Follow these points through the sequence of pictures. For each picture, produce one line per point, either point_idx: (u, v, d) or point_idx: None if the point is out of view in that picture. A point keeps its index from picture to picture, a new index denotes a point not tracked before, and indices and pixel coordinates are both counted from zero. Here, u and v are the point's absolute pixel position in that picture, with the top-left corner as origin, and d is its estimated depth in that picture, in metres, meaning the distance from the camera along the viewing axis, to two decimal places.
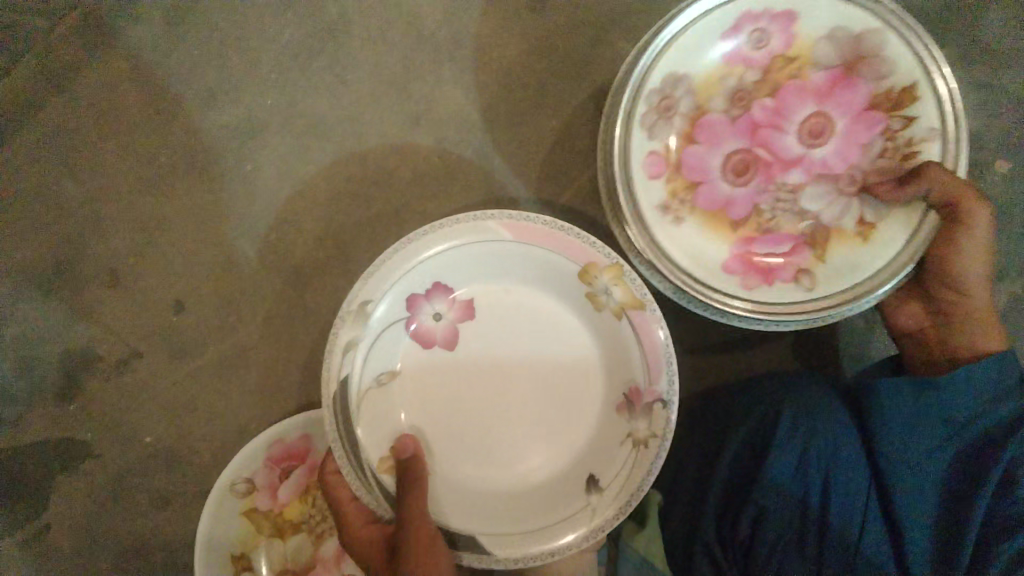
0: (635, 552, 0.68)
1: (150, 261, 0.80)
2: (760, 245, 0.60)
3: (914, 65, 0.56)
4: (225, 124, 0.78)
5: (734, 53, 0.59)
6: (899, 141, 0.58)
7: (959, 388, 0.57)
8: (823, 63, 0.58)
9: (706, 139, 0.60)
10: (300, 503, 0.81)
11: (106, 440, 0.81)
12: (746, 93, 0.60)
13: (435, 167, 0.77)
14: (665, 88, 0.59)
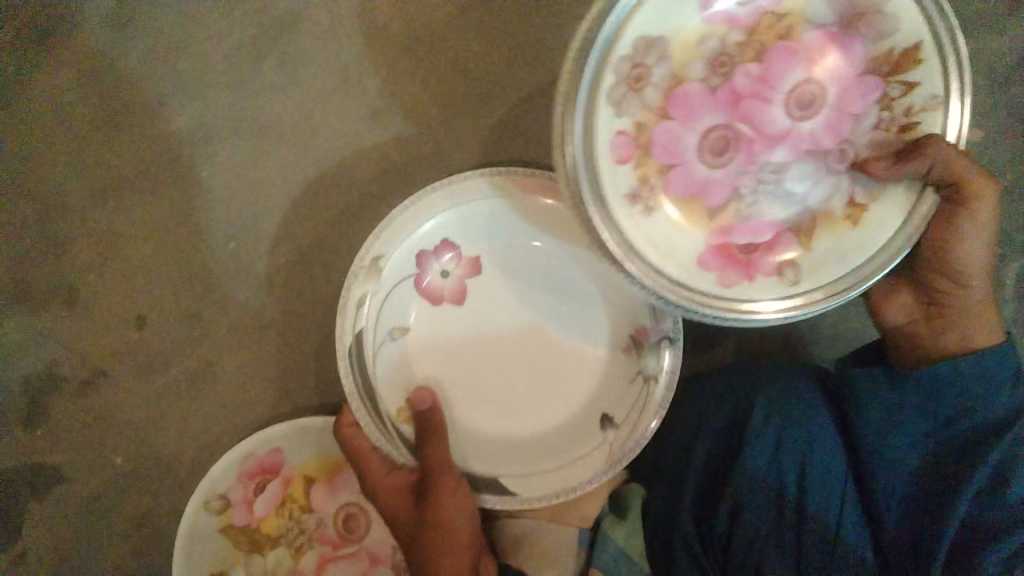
0: (615, 540, 0.63)
1: (115, 277, 0.81)
2: (739, 235, 0.47)
3: (919, 18, 0.43)
4: (187, 130, 0.81)
5: (718, 12, 0.44)
6: (897, 110, 0.45)
7: (942, 383, 0.54)
8: (817, 18, 0.44)
9: (682, 113, 0.45)
10: (278, 516, 0.77)
11: (75, 462, 0.80)
12: (728, 54, 0.44)
13: (399, 160, 0.79)
14: (636, 54, 0.43)
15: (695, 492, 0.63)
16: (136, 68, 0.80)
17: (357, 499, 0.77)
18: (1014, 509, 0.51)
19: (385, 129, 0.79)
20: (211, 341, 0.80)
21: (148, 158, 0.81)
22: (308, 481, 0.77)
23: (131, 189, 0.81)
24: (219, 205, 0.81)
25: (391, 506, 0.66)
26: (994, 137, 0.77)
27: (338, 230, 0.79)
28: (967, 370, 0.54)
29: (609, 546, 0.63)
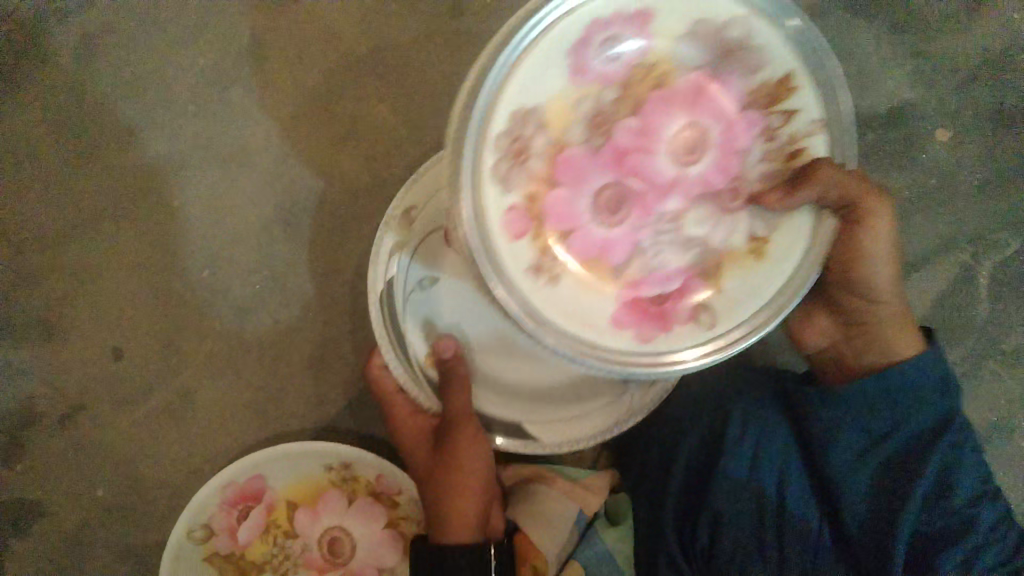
0: (602, 541, 0.68)
1: (91, 308, 0.81)
2: (648, 287, 0.45)
3: (788, 49, 0.42)
4: (158, 158, 0.82)
5: (582, 69, 0.42)
6: (780, 139, 0.44)
7: (889, 394, 0.56)
8: (689, 63, 0.42)
9: (570, 178, 0.44)
10: (263, 543, 0.77)
11: (55, 497, 0.79)
12: (606, 112, 0.43)
13: (371, 180, 0.81)
14: (510, 128, 0.41)
15: (677, 506, 0.63)
16: (106, 101, 0.82)
17: (342, 522, 0.76)
18: (963, 511, 0.54)
19: (354, 152, 0.81)
20: (188, 370, 0.80)
21: (120, 190, 0.82)
22: (291, 505, 0.76)
23: (104, 220, 0.81)
24: (192, 233, 0.81)
25: (412, 449, 0.68)
26: (958, 135, 0.77)
27: (309, 253, 0.80)
28: (902, 382, 0.56)
29: (597, 544, 0.68)
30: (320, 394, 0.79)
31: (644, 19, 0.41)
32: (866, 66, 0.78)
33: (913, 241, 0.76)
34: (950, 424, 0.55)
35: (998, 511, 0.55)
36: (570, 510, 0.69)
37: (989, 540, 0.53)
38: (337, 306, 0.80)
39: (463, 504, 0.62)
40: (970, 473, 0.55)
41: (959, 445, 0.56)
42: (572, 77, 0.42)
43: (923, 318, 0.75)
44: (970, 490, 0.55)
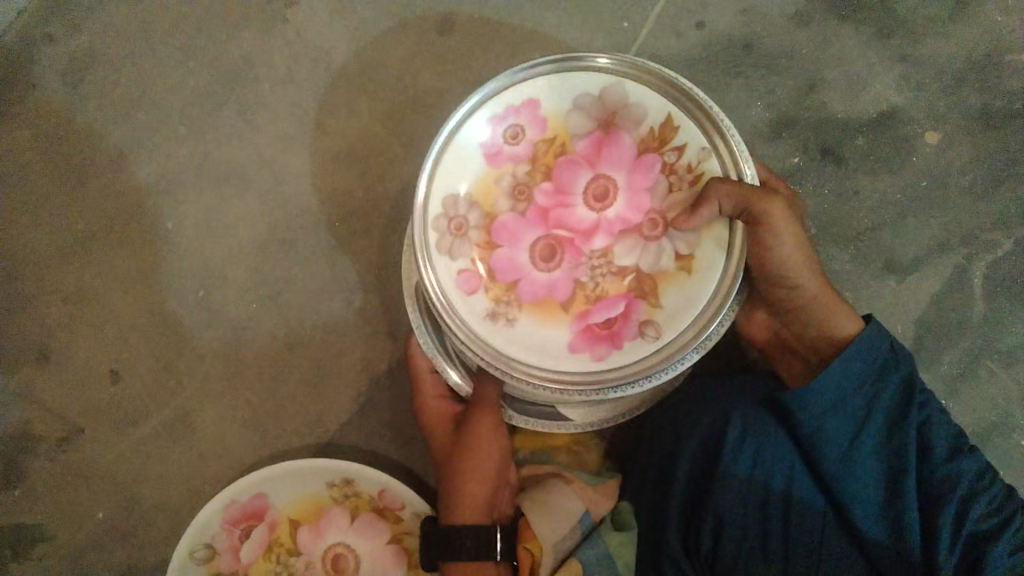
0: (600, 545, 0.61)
1: (87, 330, 0.81)
2: (596, 314, 0.55)
3: (661, 98, 0.54)
4: (151, 178, 0.82)
5: (497, 154, 0.56)
6: (679, 170, 0.54)
7: (850, 371, 0.55)
8: (580, 132, 0.56)
9: (507, 239, 0.56)
10: (265, 562, 0.76)
11: (56, 520, 0.79)
12: (524, 183, 0.56)
13: (362, 192, 0.80)
14: (447, 211, 0.56)
15: (682, 505, 0.61)
16: (101, 124, 0.83)
17: (343, 539, 0.76)
18: (947, 467, 0.54)
19: (348, 168, 0.81)
20: (188, 389, 0.80)
21: (116, 211, 0.82)
22: (294, 523, 0.76)
23: (99, 242, 0.82)
24: (188, 252, 0.81)
25: (432, 425, 0.71)
26: (949, 135, 0.78)
27: (307, 270, 0.80)
28: (856, 359, 0.55)
29: (598, 545, 0.61)
30: (321, 410, 0.79)
31: (534, 108, 0.56)
32: (851, 74, 0.79)
33: (906, 245, 0.77)
34: (915, 384, 0.56)
35: (978, 459, 0.55)
36: (574, 503, 0.64)
37: (979, 489, 0.54)
38: (337, 322, 0.79)
39: (475, 489, 0.65)
40: (939, 430, 0.56)
41: (924, 404, 0.56)
42: (491, 161, 0.56)
43: (918, 319, 0.77)
44: (945, 447, 0.55)
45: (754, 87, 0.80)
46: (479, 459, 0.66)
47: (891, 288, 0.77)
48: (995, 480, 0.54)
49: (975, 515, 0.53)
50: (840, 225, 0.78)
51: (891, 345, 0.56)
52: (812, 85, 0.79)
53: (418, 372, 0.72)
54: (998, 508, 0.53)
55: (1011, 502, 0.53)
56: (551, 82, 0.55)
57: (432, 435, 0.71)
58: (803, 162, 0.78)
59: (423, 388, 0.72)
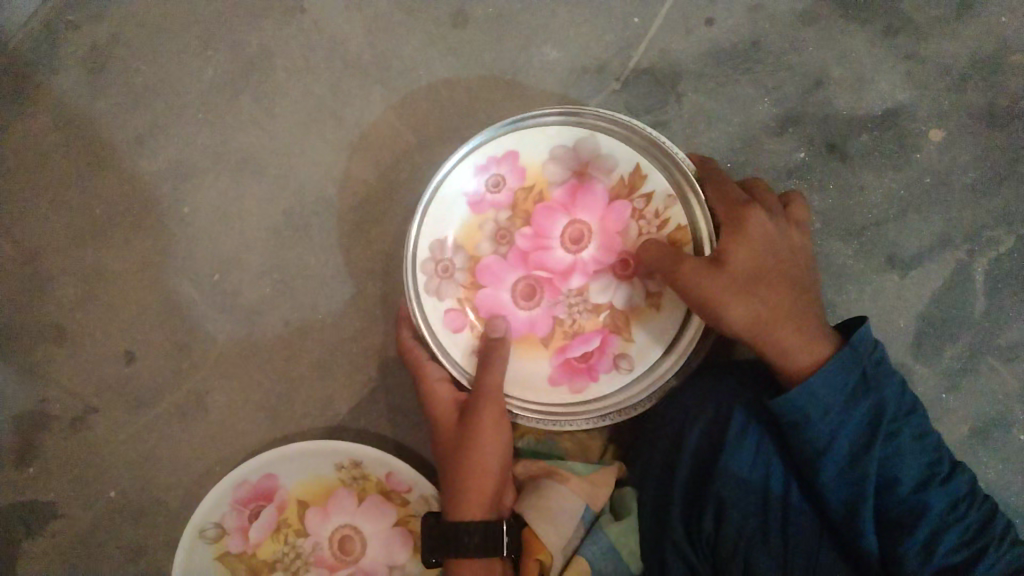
0: (603, 537, 0.65)
1: (101, 311, 0.82)
2: (574, 348, 0.69)
3: (628, 151, 0.69)
4: (167, 165, 0.84)
5: (483, 202, 0.70)
6: (648, 215, 0.69)
7: (811, 399, 0.55)
8: (557, 181, 0.70)
9: (491, 281, 0.70)
10: (273, 542, 0.78)
11: (70, 497, 0.80)
12: (506, 228, 0.70)
13: (376, 180, 0.82)
14: (435, 255, 0.70)
15: (687, 487, 0.63)
16: (120, 112, 0.84)
17: (352, 520, 0.77)
18: (915, 498, 0.55)
19: (360, 157, 0.82)
20: (199, 372, 0.81)
21: (133, 197, 0.83)
22: (303, 505, 0.78)
23: (115, 226, 0.83)
24: (202, 239, 0.83)
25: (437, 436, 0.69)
26: (953, 135, 0.79)
27: (319, 257, 0.81)
28: (823, 386, 0.55)
29: (601, 538, 0.65)
30: (330, 394, 0.80)
31: (513, 160, 0.70)
32: (858, 73, 0.80)
33: (909, 241, 0.78)
34: (883, 415, 0.55)
35: (950, 492, 0.55)
36: (573, 503, 0.67)
37: (949, 523, 0.54)
38: (347, 308, 0.81)
39: (481, 486, 0.65)
40: (911, 459, 0.56)
41: (895, 433, 0.56)
42: (475, 208, 0.70)
43: (919, 313, 0.78)
44: (915, 477, 0.55)
45: (762, 83, 0.81)
46: (489, 439, 0.65)
47: (893, 282, 0.78)
48: (968, 512, 0.55)
49: (945, 548, 0.53)
50: (845, 219, 0.79)
51: (861, 376, 0.55)
52: (820, 82, 0.81)
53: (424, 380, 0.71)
54: (969, 541, 0.54)
55: (983, 535, 0.54)
56: (530, 138, 0.69)
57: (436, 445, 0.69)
58: (809, 158, 0.80)
59: (432, 398, 0.70)
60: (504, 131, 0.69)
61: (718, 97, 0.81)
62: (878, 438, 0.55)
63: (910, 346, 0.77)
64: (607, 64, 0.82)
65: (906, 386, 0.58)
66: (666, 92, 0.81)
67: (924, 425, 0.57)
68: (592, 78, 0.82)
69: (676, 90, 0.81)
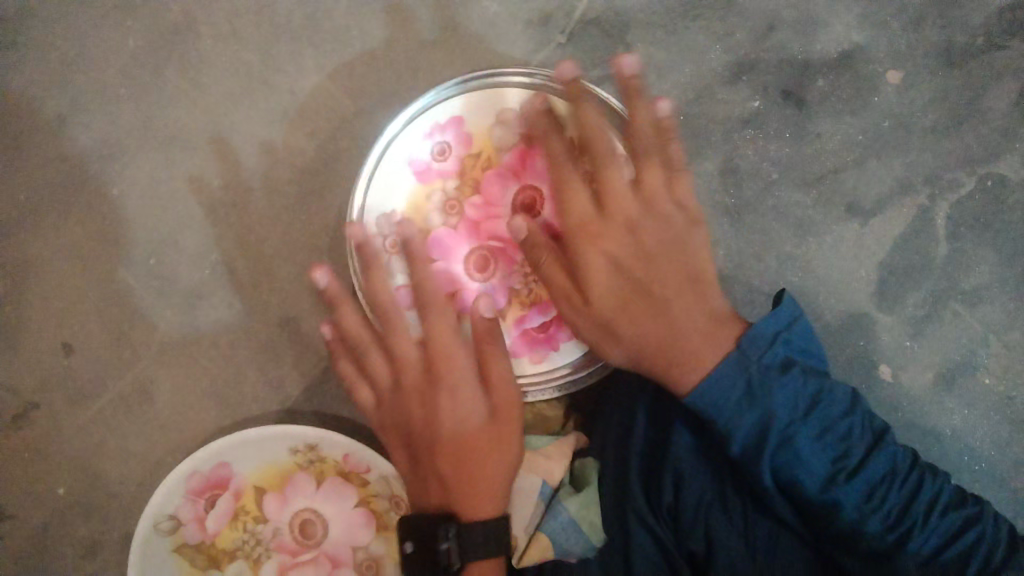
0: (564, 511, 0.65)
1: (33, 301, 0.78)
2: (531, 319, 0.68)
3: None
4: (91, 144, 0.80)
5: (429, 171, 0.68)
6: None
7: (706, 406, 0.55)
8: (505, 146, 0.68)
9: (442, 254, 0.67)
10: (233, 530, 0.76)
11: (16, 498, 0.77)
12: (454, 198, 0.68)
13: (318, 151, 0.78)
14: (381, 230, 0.67)
15: (642, 456, 0.64)
16: (39, 90, 0.80)
17: (312, 504, 0.75)
18: (824, 497, 0.55)
19: (298, 127, 0.79)
20: (143, 361, 0.78)
21: (59, 181, 0.79)
22: (259, 491, 0.75)
23: (42, 211, 0.79)
24: (136, 221, 0.79)
25: (445, 420, 0.60)
26: (911, 75, 0.77)
27: (261, 234, 0.78)
28: (711, 397, 0.55)
29: (562, 513, 0.65)
30: (282, 376, 0.77)
31: (458, 126, 0.68)
32: (810, 14, 0.78)
33: (869, 188, 0.76)
34: (774, 424, 0.54)
35: (864, 481, 0.56)
36: (529, 480, 0.66)
37: (869, 514, 0.56)
38: (292, 286, 0.78)
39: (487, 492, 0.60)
40: (816, 458, 0.55)
41: (791, 439, 0.55)
42: (421, 178, 0.68)
43: (881, 261, 0.76)
44: (820, 476, 0.55)
45: (712, 29, 0.78)
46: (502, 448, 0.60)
47: (854, 231, 0.76)
48: (889, 497, 0.56)
49: (866, 536, 0.56)
50: (802, 168, 0.77)
51: (750, 384, 0.55)
52: (773, 26, 0.78)
53: (440, 355, 0.60)
54: (892, 525, 0.56)
55: (905, 518, 0.56)
56: (475, 103, 0.68)
57: (437, 429, 0.60)
58: (764, 106, 0.77)
59: (452, 377, 0.60)
60: (446, 96, 0.67)
61: (668, 46, 0.78)
62: (767, 450, 0.55)
63: (871, 296, 0.76)
64: (551, 16, 0.78)
65: (804, 379, 0.56)
66: (614, 43, 0.78)
67: (828, 416, 0.56)
68: (536, 31, 0.78)
69: (624, 41, 0.78)
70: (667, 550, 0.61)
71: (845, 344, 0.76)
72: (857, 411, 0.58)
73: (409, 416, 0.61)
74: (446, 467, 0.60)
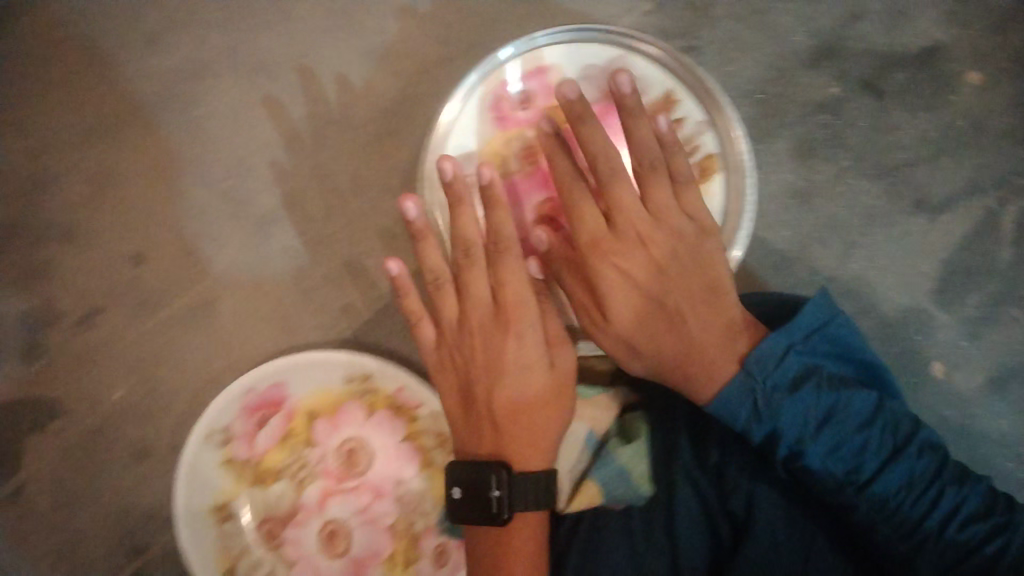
0: (614, 459, 0.67)
1: (109, 210, 0.81)
2: None
3: (663, 77, 0.68)
4: (178, 64, 0.82)
5: (510, 118, 0.68)
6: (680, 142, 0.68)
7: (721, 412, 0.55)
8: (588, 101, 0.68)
9: (513, 200, 0.67)
10: (281, 450, 0.77)
11: (74, 396, 0.81)
12: (533, 145, 0.68)
13: (402, 93, 0.80)
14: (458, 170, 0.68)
15: (689, 416, 0.66)
16: (137, 11, 0.84)
17: (360, 434, 0.77)
18: (837, 503, 0.54)
19: (382, 67, 0.80)
20: (209, 278, 0.80)
21: (147, 96, 0.82)
22: (311, 415, 0.77)
23: (126, 124, 0.82)
24: (215, 143, 0.81)
25: (508, 370, 0.59)
26: (989, 80, 0.78)
27: (336, 166, 0.80)
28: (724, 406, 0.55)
29: (613, 463, 0.67)
30: (343, 308, 0.79)
31: (543, 76, 0.68)
32: (893, 12, 0.80)
33: (938, 185, 0.77)
34: (777, 438, 0.53)
35: (876, 493, 0.53)
36: (577, 426, 0.69)
37: (881, 521, 0.53)
38: (361, 221, 0.79)
39: (528, 451, 0.58)
40: (825, 467, 0.53)
41: (798, 451, 0.53)
42: (501, 124, 0.69)
43: (943, 259, 0.77)
44: (831, 484, 0.53)
45: (795, 15, 0.80)
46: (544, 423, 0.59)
47: (920, 226, 0.77)
48: (904, 508, 0.52)
49: (882, 539, 0.53)
50: (873, 159, 0.78)
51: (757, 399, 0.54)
52: (856, 18, 0.79)
53: (512, 303, 0.59)
54: (908, 535, 0.52)
55: (920, 530, 0.52)
56: (562, 55, 0.68)
57: (499, 377, 0.59)
58: (841, 94, 0.79)
59: (522, 328, 0.59)
60: (534, 46, 0.68)
61: (750, 24, 0.79)
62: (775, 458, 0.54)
63: (931, 293, 0.77)
64: None
65: (817, 393, 0.54)
66: (699, 16, 0.80)
67: (841, 428, 0.53)
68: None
69: (709, 15, 0.80)
70: (709, 504, 0.62)
71: (901, 337, 0.76)
72: (881, 418, 0.54)
73: (470, 357, 0.60)
74: (504, 417, 0.59)
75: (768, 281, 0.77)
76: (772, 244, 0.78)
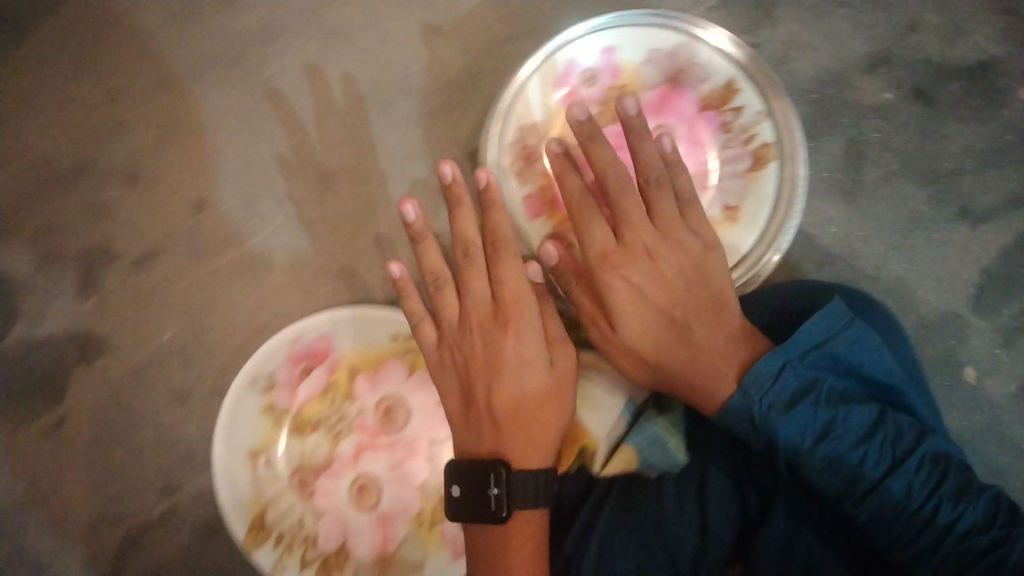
0: (649, 426, 0.68)
1: (175, 157, 0.84)
2: None
3: (726, 65, 0.69)
4: (253, 22, 0.85)
5: (574, 95, 0.70)
6: (736, 129, 0.69)
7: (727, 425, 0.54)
8: (650, 84, 0.70)
9: None
10: (320, 402, 0.79)
11: (125, 333, 0.83)
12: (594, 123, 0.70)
13: (467, 66, 0.82)
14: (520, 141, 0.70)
15: None
16: None
17: (399, 392, 0.79)
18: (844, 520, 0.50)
19: (450, 39, 0.83)
20: (265, 230, 0.83)
21: (221, 52, 0.85)
22: (353, 369, 0.79)
23: (199, 77, 0.85)
24: (281, 100, 0.84)
25: (506, 365, 0.59)
26: None
27: (397, 132, 0.82)
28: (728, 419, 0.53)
29: (648, 429, 0.68)
30: (392, 269, 0.81)
31: (609, 57, 0.70)
32: (952, 23, 0.81)
33: (983, 194, 0.79)
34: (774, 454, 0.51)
35: (878, 510, 0.48)
36: (617, 391, 0.71)
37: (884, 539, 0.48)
38: (417, 187, 0.82)
39: (527, 448, 0.58)
40: (827, 484, 0.50)
41: (797, 466, 0.50)
42: (566, 101, 0.70)
43: (984, 266, 0.78)
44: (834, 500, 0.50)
45: (855, 20, 0.82)
46: (545, 421, 0.58)
47: (962, 233, 0.79)
48: (906, 524, 0.48)
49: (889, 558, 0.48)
50: (921, 164, 0.80)
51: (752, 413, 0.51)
52: (915, 26, 0.81)
53: (511, 300, 0.60)
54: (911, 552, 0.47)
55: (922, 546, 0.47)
56: (629, 37, 0.70)
57: (496, 374, 0.59)
58: (894, 100, 0.80)
59: (521, 325, 0.59)
60: (604, 26, 0.69)
61: (810, 25, 0.82)
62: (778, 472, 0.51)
63: (968, 299, 0.78)
64: None
65: (812, 407, 0.50)
66: (762, 14, 0.82)
67: (840, 443, 0.49)
68: None
69: (771, 13, 0.82)
70: (741, 472, 0.61)
71: (935, 340, 0.78)
72: (883, 428, 0.50)
73: (470, 353, 0.61)
74: (502, 413, 0.58)
75: (809, 274, 0.79)
76: (816, 239, 0.79)
